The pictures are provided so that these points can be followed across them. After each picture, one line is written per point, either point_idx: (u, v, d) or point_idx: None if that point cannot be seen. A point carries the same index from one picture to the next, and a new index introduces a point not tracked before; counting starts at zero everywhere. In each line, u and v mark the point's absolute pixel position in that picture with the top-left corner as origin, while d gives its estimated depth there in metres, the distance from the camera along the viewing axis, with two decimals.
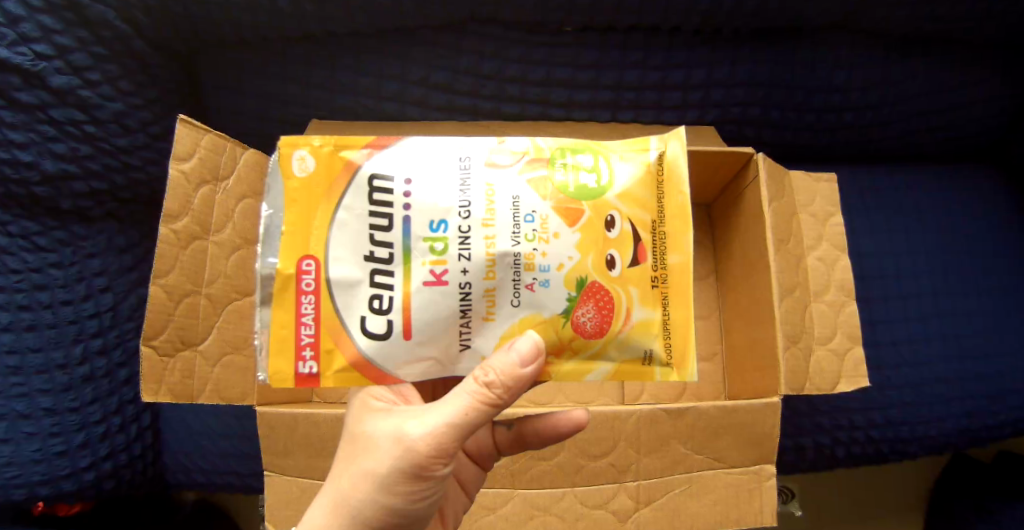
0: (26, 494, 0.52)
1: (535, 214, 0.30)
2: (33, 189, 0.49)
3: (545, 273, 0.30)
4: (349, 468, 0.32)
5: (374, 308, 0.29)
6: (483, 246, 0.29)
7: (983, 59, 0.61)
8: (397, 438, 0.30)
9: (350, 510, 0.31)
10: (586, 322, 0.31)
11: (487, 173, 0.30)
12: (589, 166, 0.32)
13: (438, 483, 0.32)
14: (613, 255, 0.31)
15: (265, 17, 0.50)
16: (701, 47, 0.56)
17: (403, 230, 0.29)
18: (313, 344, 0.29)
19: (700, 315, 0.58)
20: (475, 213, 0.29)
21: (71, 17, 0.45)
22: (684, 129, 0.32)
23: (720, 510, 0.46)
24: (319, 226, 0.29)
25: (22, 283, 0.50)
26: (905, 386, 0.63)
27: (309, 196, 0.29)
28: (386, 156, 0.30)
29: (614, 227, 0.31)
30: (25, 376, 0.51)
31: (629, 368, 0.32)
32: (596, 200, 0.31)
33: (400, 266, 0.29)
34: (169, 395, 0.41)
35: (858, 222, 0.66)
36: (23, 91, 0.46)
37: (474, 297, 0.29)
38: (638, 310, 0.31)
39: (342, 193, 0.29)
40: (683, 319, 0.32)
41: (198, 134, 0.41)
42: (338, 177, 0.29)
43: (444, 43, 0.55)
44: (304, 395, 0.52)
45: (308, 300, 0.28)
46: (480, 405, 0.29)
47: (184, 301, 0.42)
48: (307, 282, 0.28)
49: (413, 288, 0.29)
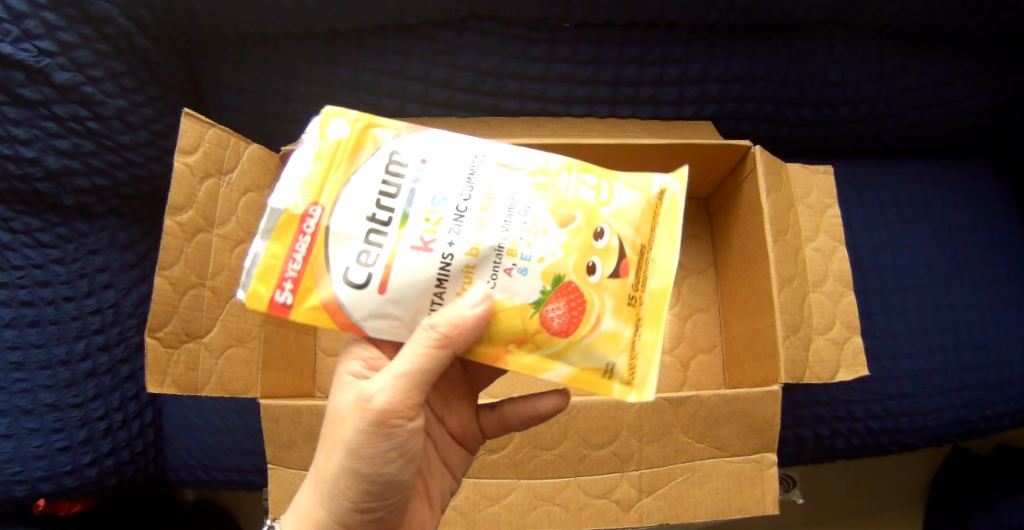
0: (28, 490, 0.52)
1: (530, 211, 0.30)
2: (35, 185, 0.50)
3: (526, 262, 0.30)
4: (325, 442, 0.34)
5: (361, 261, 0.29)
6: (474, 229, 0.29)
7: (978, 51, 0.61)
8: (358, 401, 0.32)
9: (329, 478, 0.34)
10: (554, 318, 0.31)
11: (496, 170, 0.31)
12: (592, 184, 0.33)
13: (405, 442, 0.34)
14: (595, 262, 0.31)
15: (266, 14, 0.51)
16: (697, 41, 0.57)
17: (407, 199, 0.30)
18: (295, 279, 0.29)
19: (699, 308, 0.59)
20: (476, 198, 0.30)
21: (72, 13, 0.46)
22: (683, 167, 0.35)
23: (722, 498, 0.46)
24: (334, 180, 0.30)
25: (24, 279, 0.51)
26: (905, 377, 0.63)
27: (334, 156, 0.30)
28: (412, 137, 0.31)
29: (602, 238, 0.32)
30: (28, 372, 0.51)
31: (588, 376, 0.32)
32: (589, 212, 0.32)
33: (394, 230, 0.29)
34: (173, 388, 0.40)
35: (856, 214, 0.67)
36: (26, 87, 0.47)
37: (454, 269, 0.29)
38: (608, 320, 0.32)
39: (362, 162, 0.30)
40: (651, 343, 0.32)
41: (202, 128, 0.42)
42: (367, 146, 0.31)
43: (444, 39, 0.55)
44: (306, 390, 0.54)
45: (303, 239, 0.29)
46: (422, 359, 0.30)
47: (189, 293, 0.42)
48: (308, 224, 0.29)
49: (401, 249, 0.29)
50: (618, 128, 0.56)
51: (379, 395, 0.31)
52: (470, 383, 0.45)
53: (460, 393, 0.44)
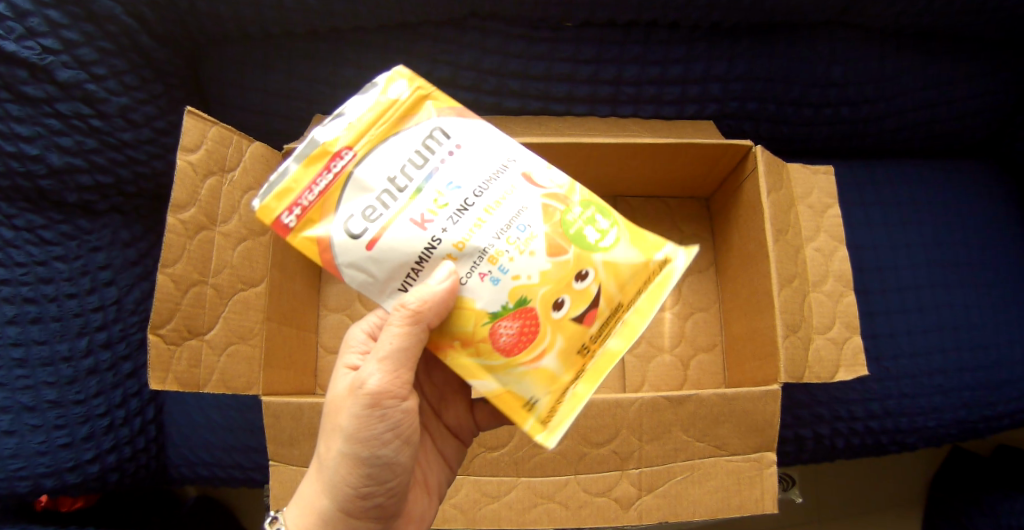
0: (31, 486, 0.52)
1: (528, 229, 0.33)
2: (38, 182, 0.50)
3: (500, 273, 0.33)
4: (324, 433, 0.36)
5: (365, 214, 0.32)
6: (470, 224, 0.32)
7: (979, 52, 0.61)
8: (351, 388, 0.35)
9: (331, 465, 0.36)
10: (504, 335, 0.34)
11: (518, 180, 0.34)
12: (600, 227, 0.36)
13: (399, 422, 0.36)
14: (564, 300, 0.34)
15: (269, 12, 0.51)
16: (699, 41, 0.57)
17: (426, 176, 0.32)
18: (304, 207, 0.32)
19: (699, 307, 0.59)
20: (486, 197, 0.32)
21: (75, 11, 0.46)
22: (692, 249, 0.38)
23: (721, 497, 0.46)
24: (374, 135, 0.32)
25: (27, 276, 0.51)
26: (904, 377, 0.63)
27: (385, 112, 0.33)
28: (458, 121, 0.34)
29: (583, 280, 0.35)
30: (30, 369, 0.51)
31: (510, 398, 0.35)
32: (583, 252, 0.35)
33: (403, 199, 0.32)
34: (175, 384, 0.40)
35: (856, 214, 0.67)
36: (29, 84, 0.47)
37: (437, 253, 0.32)
38: (550, 358, 0.35)
39: (406, 127, 0.33)
40: (580, 395, 0.36)
41: (204, 126, 0.42)
42: (417, 114, 0.33)
43: (447, 37, 0.55)
44: (309, 387, 0.55)
45: (326, 176, 0.32)
46: (403, 334, 0.32)
47: (191, 290, 0.42)
48: (336, 164, 0.32)
49: (400, 218, 0.31)
50: (621, 126, 0.56)
51: (369, 379, 0.34)
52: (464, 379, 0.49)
53: (454, 388, 0.48)
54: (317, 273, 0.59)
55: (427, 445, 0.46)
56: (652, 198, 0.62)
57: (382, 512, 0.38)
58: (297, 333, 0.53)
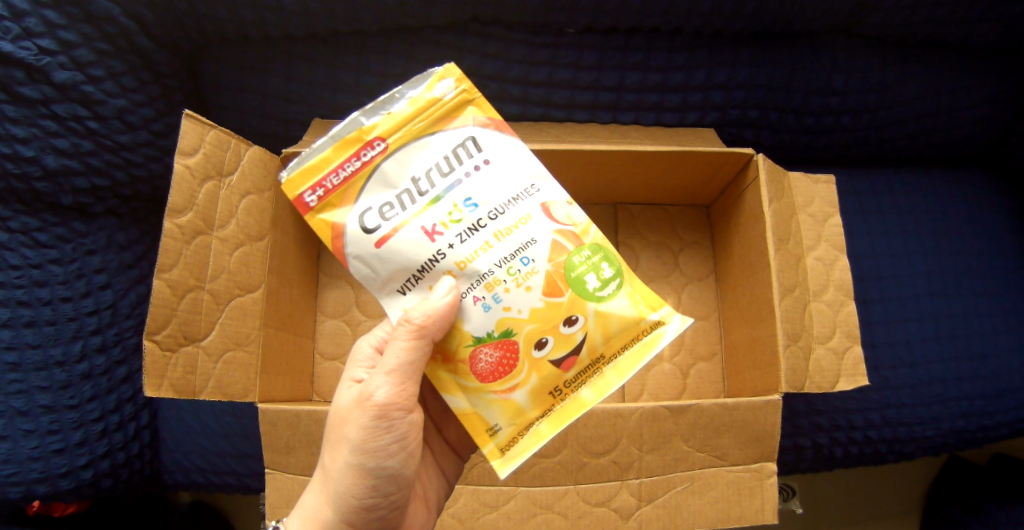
0: (23, 492, 0.52)
1: (531, 263, 0.35)
2: (34, 184, 0.50)
3: (493, 299, 0.35)
4: (328, 444, 0.36)
5: (382, 211, 0.34)
6: (477, 245, 0.34)
7: (980, 62, 0.61)
8: (358, 399, 0.34)
9: (336, 476, 0.35)
10: (483, 360, 0.36)
11: (535, 209, 0.35)
12: (603, 276, 0.37)
13: (405, 434, 0.35)
14: (547, 340, 0.36)
15: (268, 15, 0.51)
16: (701, 48, 0.57)
17: (447, 187, 0.35)
18: (327, 188, 0.35)
19: (699, 315, 0.59)
20: (500, 222, 0.35)
21: (73, 12, 0.46)
22: (688, 322, 0.37)
23: (721, 507, 0.46)
24: (408, 131, 0.35)
25: (21, 279, 0.50)
26: (903, 386, 0.63)
27: (425, 110, 0.35)
28: (492, 136, 0.36)
29: (570, 326, 0.36)
30: (24, 373, 0.51)
31: (474, 422, 0.37)
32: (578, 297, 0.36)
33: (422, 203, 0.34)
34: (171, 391, 0.39)
35: (856, 223, 0.67)
36: (26, 86, 0.47)
37: (438, 266, 0.35)
38: (520, 393, 0.37)
39: (443, 129, 0.35)
40: (540, 434, 0.37)
41: (203, 130, 0.42)
42: (456, 118, 0.36)
43: (448, 43, 0.55)
44: (304, 394, 0.54)
45: (354, 163, 0.35)
46: (412, 343, 0.33)
47: (187, 296, 0.41)
48: (366, 153, 0.35)
49: (414, 222, 0.34)
50: (621, 133, 0.55)
51: (377, 390, 0.34)
52: None
53: None
54: (315, 279, 0.58)
55: (427, 459, 0.47)
56: (652, 205, 0.62)
57: (384, 525, 0.38)
58: (294, 339, 0.53)
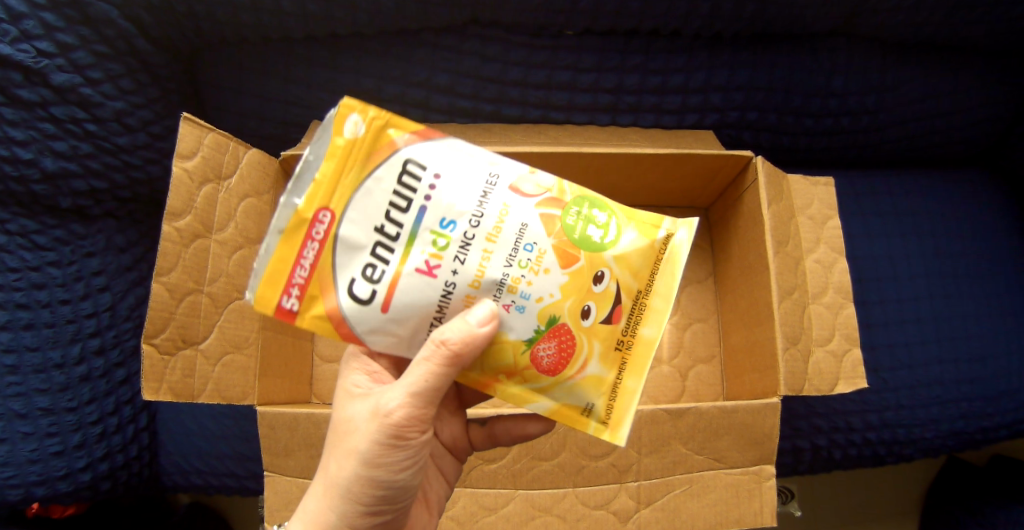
0: (22, 494, 0.52)
1: (536, 246, 0.32)
2: (32, 186, 0.50)
3: (524, 299, 0.32)
4: (337, 448, 0.34)
5: (367, 274, 0.30)
6: (479, 257, 0.31)
7: (979, 64, 0.61)
8: (373, 413, 0.33)
9: (342, 484, 0.34)
10: (544, 356, 0.34)
11: (508, 195, 0.32)
12: (601, 222, 0.35)
13: (418, 451, 0.34)
14: (591, 306, 0.34)
15: (266, 17, 0.51)
16: (700, 51, 0.57)
17: (417, 217, 0.31)
18: (301, 284, 0.31)
19: (697, 318, 0.59)
20: (486, 223, 0.31)
21: (72, 14, 0.46)
22: (694, 221, 0.37)
23: (720, 510, 0.46)
24: (345, 186, 0.30)
25: (20, 282, 0.50)
26: (902, 388, 0.63)
27: (347, 157, 0.30)
28: (427, 146, 0.31)
29: (601, 283, 0.34)
30: (22, 376, 0.51)
31: (568, 411, 0.35)
32: (593, 253, 0.34)
33: (401, 246, 0.31)
34: (169, 395, 0.39)
35: (855, 225, 0.67)
36: (24, 88, 0.47)
37: (454, 297, 0.31)
38: (593, 364, 0.35)
39: (378, 163, 0.31)
40: (631, 390, 0.35)
41: (201, 133, 0.42)
42: (383, 148, 0.31)
43: (446, 45, 0.55)
44: (304, 396, 0.54)
45: (312, 246, 0.30)
46: (437, 371, 0.30)
47: (186, 299, 0.41)
48: (318, 230, 0.30)
49: (405, 270, 0.30)
50: (620, 136, 0.55)
51: (394, 409, 0.32)
52: (461, 397, 0.47)
53: (450, 406, 0.46)
54: None
55: (428, 464, 0.44)
56: (651, 207, 0.62)
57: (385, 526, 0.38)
58: (293, 341, 0.53)
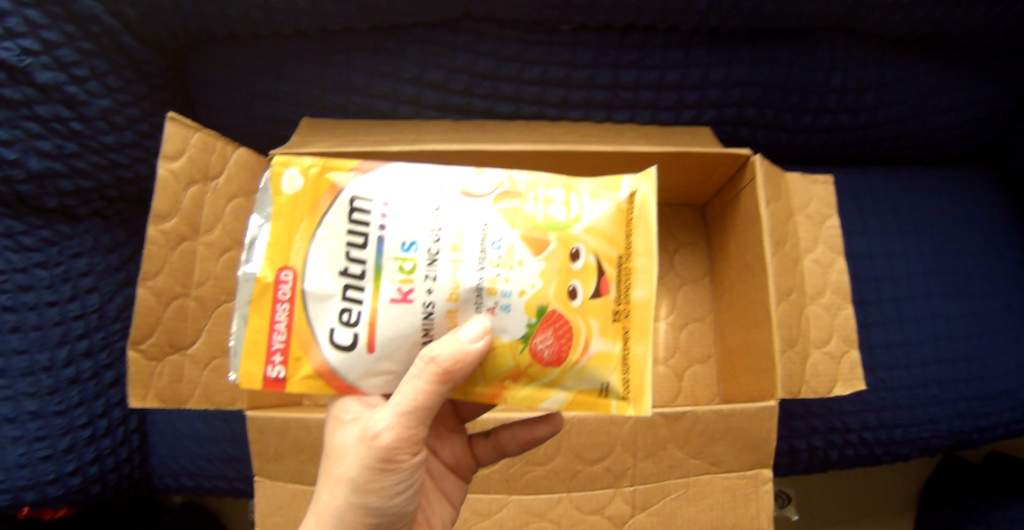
0: (10, 500, 0.50)
1: (504, 243, 0.31)
2: (18, 187, 0.49)
3: (506, 298, 0.31)
4: (324, 478, 0.33)
5: (342, 320, 0.30)
6: (449, 271, 0.30)
7: (981, 59, 0.60)
8: (360, 439, 0.31)
9: (331, 518, 0.32)
10: (544, 348, 0.32)
11: (460, 202, 0.32)
12: (560, 200, 0.34)
13: (411, 474, 0.33)
14: (576, 285, 0.32)
15: (254, 13, 0.49)
16: (697, 47, 0.56)
17: (377, 249, 0.30)
18: (282, 351, 0.31)
19: (693, 318, 0.58)
20: (447, 237, 0.31)
21: (55, 11, 0.45)
22: (652, 169, 0.34)
23: (716, 515, 0.45)
24: (298, 241, 0.31)
25: (6, 284, 0.49)
26: (899, 388, 0.62)
27: (291, 214, 0.31)
28: (368, 180, 0.32)
29: (578, 259, 0.33)
30: (9, 379, 0.50)
31: (584, 398, 0.33)
32: (562, 233, 0.33)
33: (370, 283, 0.30)
34: (157, 400, 0.40)
35: (854, 225, 0.66)
36: (7, 87, 0.45)
37: (437, 316, 0.30)
38: (596, 342, 0.33)
39: (323, 209, 0.31)
40: (642, 357, 0.33)
41: (187, 132, 0.40)
42: (325, 195, 0.32)
43: (438, 39, 0.54)
44: (295, 399, 0.53)
45: (282, 308, 0.30)
46: (428, 390, 0.29)
47: (173, 304, 0.40)
48: (283, 291, 0.31)
49: (380, 305, 0.30)
50: (616, 132, 0.54)
51: (382, 433, 0.30)
52: (459, 413, 0.45)
53: (450, 423, 0.44)
54: None
55: (428, 486, 0.41)
56: None
57: None
58: None
